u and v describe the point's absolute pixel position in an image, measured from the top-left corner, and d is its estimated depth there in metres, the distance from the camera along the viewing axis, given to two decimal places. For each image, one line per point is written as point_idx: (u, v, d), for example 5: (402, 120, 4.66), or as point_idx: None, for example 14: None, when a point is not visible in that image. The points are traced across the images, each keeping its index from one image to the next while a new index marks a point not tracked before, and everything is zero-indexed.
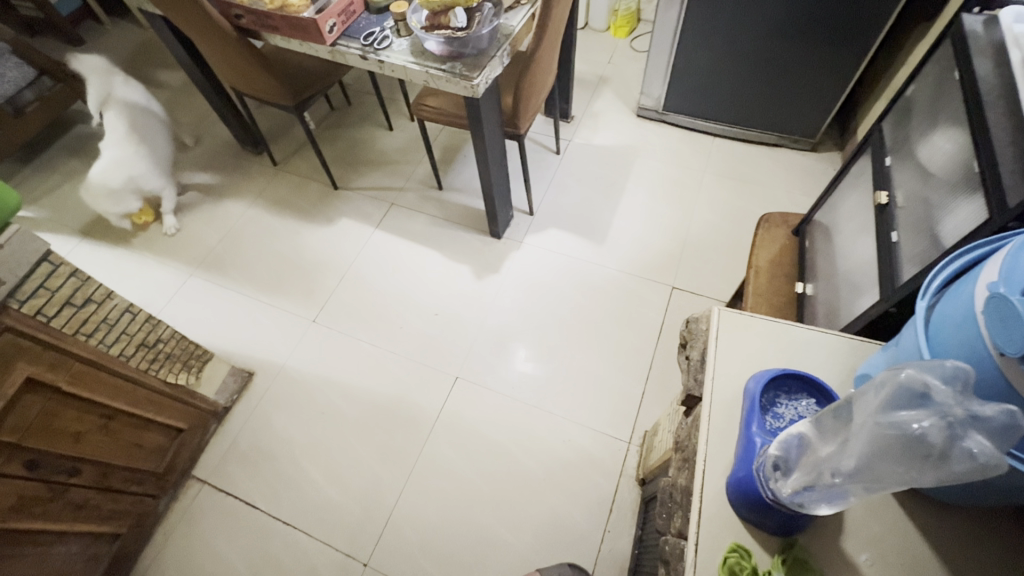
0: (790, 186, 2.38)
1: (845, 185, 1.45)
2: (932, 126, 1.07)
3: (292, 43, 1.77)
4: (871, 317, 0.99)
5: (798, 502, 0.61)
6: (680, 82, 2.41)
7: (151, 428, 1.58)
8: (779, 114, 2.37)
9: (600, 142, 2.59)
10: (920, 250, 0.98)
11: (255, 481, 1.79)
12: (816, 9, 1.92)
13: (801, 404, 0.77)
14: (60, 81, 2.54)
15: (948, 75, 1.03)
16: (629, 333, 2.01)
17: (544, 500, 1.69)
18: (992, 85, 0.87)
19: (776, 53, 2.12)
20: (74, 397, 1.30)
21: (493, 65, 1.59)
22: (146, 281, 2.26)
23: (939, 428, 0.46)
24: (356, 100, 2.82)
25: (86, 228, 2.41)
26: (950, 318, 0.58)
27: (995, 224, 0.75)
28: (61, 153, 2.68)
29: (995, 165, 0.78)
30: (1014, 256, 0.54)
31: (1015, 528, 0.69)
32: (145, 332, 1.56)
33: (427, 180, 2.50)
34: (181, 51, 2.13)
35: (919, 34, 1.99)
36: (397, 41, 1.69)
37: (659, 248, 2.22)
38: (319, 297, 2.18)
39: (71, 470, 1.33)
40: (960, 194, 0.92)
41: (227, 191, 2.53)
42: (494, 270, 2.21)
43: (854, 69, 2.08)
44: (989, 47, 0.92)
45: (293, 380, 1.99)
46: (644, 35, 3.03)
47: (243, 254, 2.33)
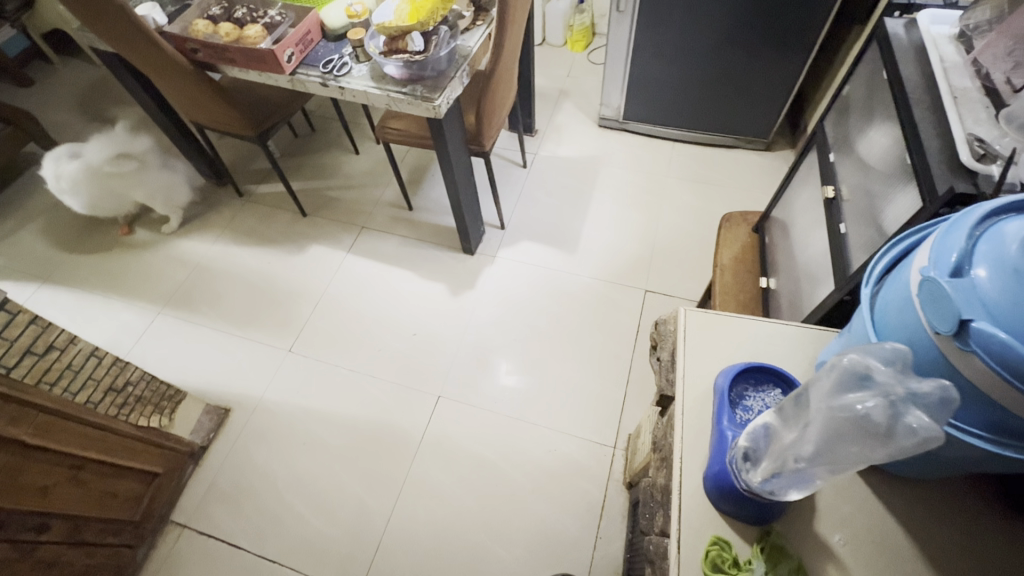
0: (750, 185, 2.47)
1: (796, 182, 1.52)
2: (868, 122, 1.13)
3: (250, 74, 1.77)
4: (828, 306, 1.04)
5: (769, 490, 0.63)
6: (638, 92, 2.49)
7: (125, 475, 1.53)
8: (733, 118, 2.46)
9: (564, 153, 2.65)
10: (867, 240, 1.03)
11: (237, 519, 1.74)
12: (757, 16, 2.03)
13: (768, 395, 0.80)
14: (10, 124, 2.47)
15: (878, 74, 1.10)
16: (607, 338, 2.04)
17: (535, 512, 1.69)
18: (915, 83, 0.93)
19: (725, 60, 2.22)
20: (40, 449, 1.25)
21: (453, 86, 1.62)
22: (112, 323, 2.20)
23: (882, 407, 0.49)
24: (320, 126, 2.82)
25: (46, 273, 2.34)
26: (891, 303, 0.62)
27: (928, 211, 0.80)
28: (15, 197, 2.60)
29: (924, 156, 0.83)
30: (941, 241, 0.58)
31: (973, 497, 0.73)
32: (113, 376, 1.52)
33: (397, 202, 2.51)
34: (137, 87, 2.10)
35: (855, 35, 2.11)
36: (357, 67, 1.71)
37: (629, 253, 2.27)
38: (293, 326, 2.15)
39: (40, 527, 1.28)
40: (897, 185, 0.97)
41: (193, 226, 2.50)
42: (470, 286, 2.22)
43: (799, 70, 2.19)
44: (911, 48, 0.99)
45: (271, 412, 1.95)
46: (600, 48, 3.12)
47: (212, 288, 2.29)
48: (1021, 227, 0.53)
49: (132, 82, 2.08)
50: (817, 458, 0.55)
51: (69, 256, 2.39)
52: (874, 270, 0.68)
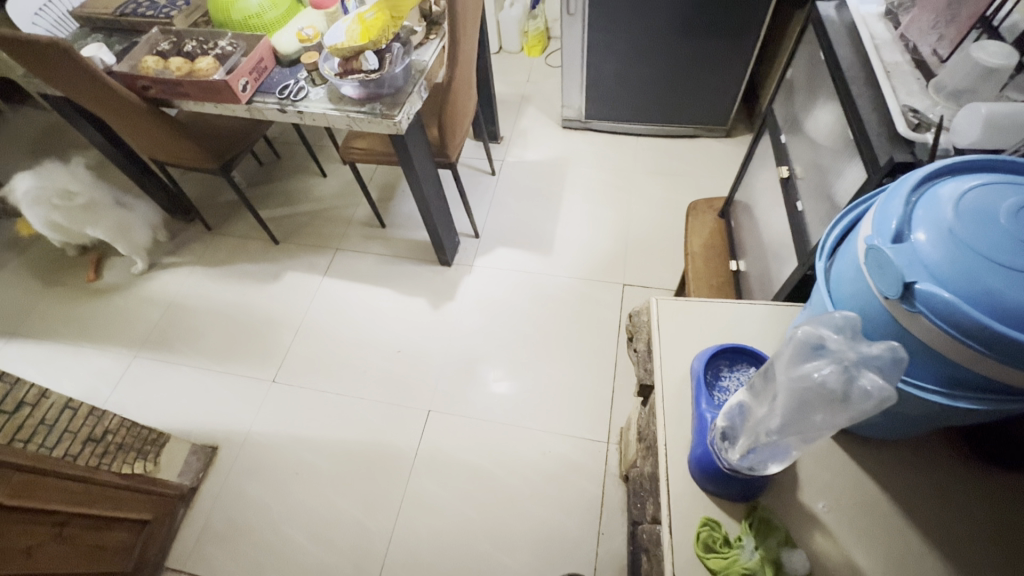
0: (714, 171, 2.52)
1: (753, 165, 1.57)
2: (813, 102, 1.18)
3: (205, 107, 1.75)
4: (794, 282, 1.07)
5: (748, 466, 0.65)
6: (597, 91, 2.54)
7: (112, 526, 1.49)
8: (691, 108, 2.52)
9: (531, 157, 2.67)
10: (823, 215, 1.07)
11: (235, 558, 1.70)
12: (703, 9, 2.08)
13: (742, 374, 0.82)
14: None
15: (817, 55, 1.14)
16: (590, 335, 2.06)
17: (536, 516, 1.69)
18: (851, 61, 0.97)
19: (677, 52, 2.27)
20: (18, 510, 1.21)
21: (412, 100, 1.63)
22: (87, 372, 2.14)
23: (836, 373, 0.51)
24: (285, 152, 2.80)
25: (12, 327, 2.27)
26: (845, 270, 0.65)
27: (873, 181, 0.83)
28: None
29: (864, 131, 0.87)
30: (882, 208, 0.60)
31: (943, 451, 0.75)
32: (90, 426, 1.48)
33: (369, 221, 2.50)
34: (91, 130, 2.06)
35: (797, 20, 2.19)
36: (314, 90, 1.71)
37: (604, 249, 2.30)
38: (275, 355, 2.13)
39: None
40: (845, 159, 1.01)
41: (163, 264, 2.45)
42: (450, 298, 2.22)
43: (748, 57, 2.26)
44: (844, 29, 1.03)
45: (260, 446, 1.91)
46: (556, 51, 3.17)
47: (188, 325, 2.25)
48: (952, 190, 0.57)
49: (85, 125, 2.04)
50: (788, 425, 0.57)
51: (36, 308, 2.32)
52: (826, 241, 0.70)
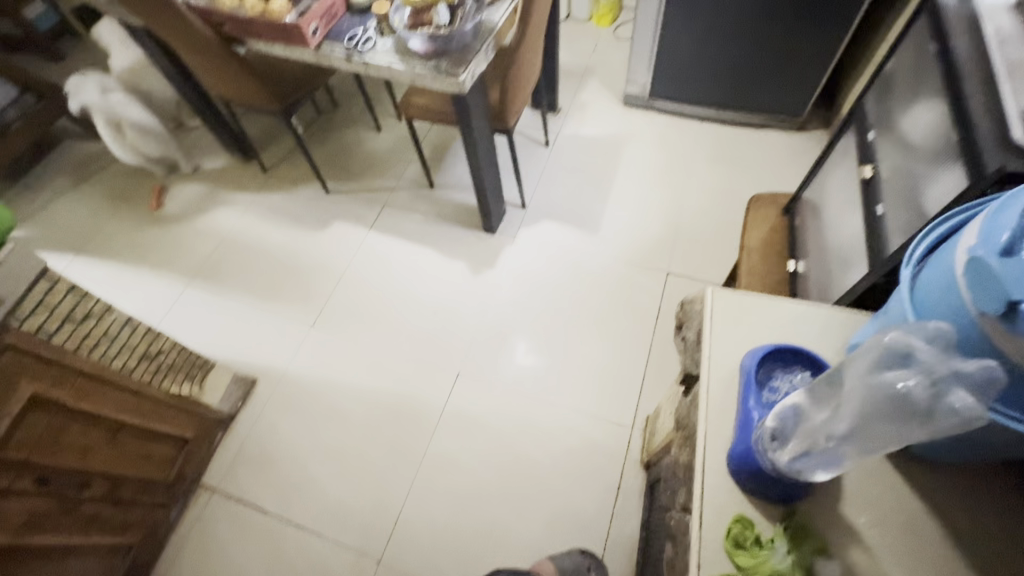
0: (780, 168, 2.43)
1: (832, 161, 1.43)
2: (914, 99, 1.04)
3: (275, 49, 1.74)
4: (860, 290, 0.99)
5: (797, 469, 0.64)
6: (665, 69, 2.47)
7: (157, 439, 1.66)
8: (766, 95, 2.42)
9: (586, 133, 2.64)
10: (906, 222, 0.97)
11: (264, 484, 1.87)
12: (779, 13, 2.09)
13: (796, 376, 0.80)
14: (43, 98, 2.61)
15: (924, 50, 1.01)
16: (625, 319, 2.08)
17: (550, 486, 1.78)
18: (971, 62, 0.85)
19: (769, 31, 2.16)
20: (81, 412, 1.37)
21: (478, 60, 1.58)
22: (145, 293, 2.33)
23: (923, 386, 0.46)
24: (343, 102, 2.87)
25: (83, 243, 2.49)
26: (933, 284, 0.59)
27: (975, 190, 0.75)
28: (32, 185, 2.71)
29: (974, 134, 0.78)
30: (993, 218, 0.55)
31: (1001, 484, 0.72)
32: (145, 344, 1.59)
33: (418, 180, 2.56)
34: (167, 64, 2.20)
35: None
36: (381, 41, 1.66)
37: (649, 235, 2.28)
38: (316, 302, 2.24)
39: (82, 484, 1.41)
40: (939, 167, 0.91)
41: (221, 200, 2.59)
42: (489, 265, 2.28)
43: (840, 31, 2.09)
44: (963, 19, 0.91)
45: (296, 384, 2.06)
46: (627, 24, 3.06)
47: (236, 263, 2.39)
48: None
49: (162, 58, 2.17)
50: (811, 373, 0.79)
51: (104, 228, 2.54)
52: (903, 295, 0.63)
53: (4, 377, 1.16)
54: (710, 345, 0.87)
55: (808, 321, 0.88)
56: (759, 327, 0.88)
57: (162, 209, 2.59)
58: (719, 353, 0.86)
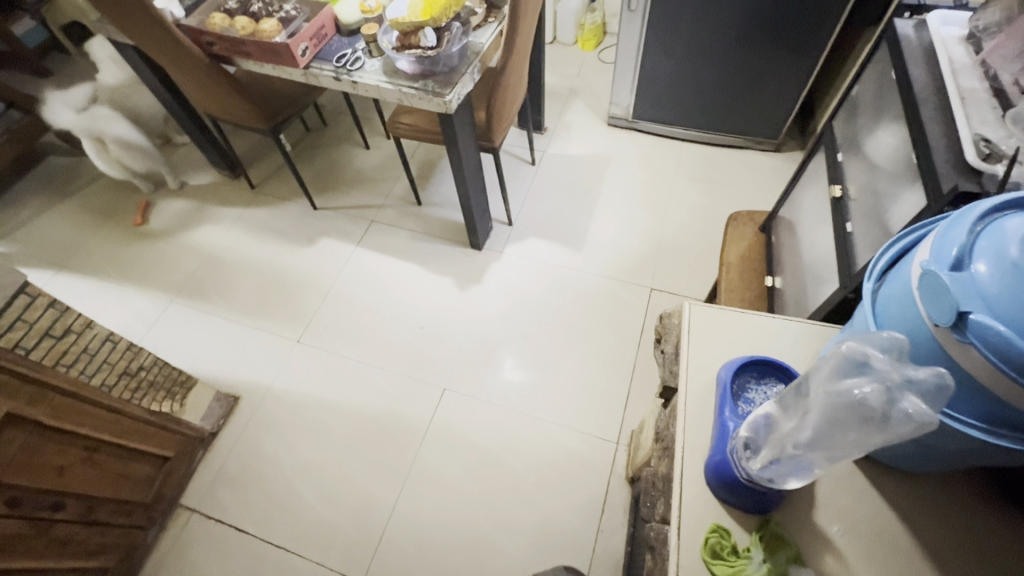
0: (759, 187, 2.50)
1: (805, 181, 1.48)
2: (877, 122, 1.09)
3: (264, 67, 1.77)
4: (831, 304, 1.02)
5: (768, 477, 0.66)
6: (646, 91, 2.55)
7: (136, 458, 1.62)
8: (744, 117, 2.50)
9: (571, 152, 2.70)
10: (873, 239, 1.00)
11: (245, 504, 1.83)
12: (754, 39, 2.17)
13: (770, 388, 0.82)
14: (28, 114, 2.60)
15: (886, 77, 1.06)
16: (610, 334, 2.11)
17: (535, 503, 1.77)
18: (927, 89, 0.90)
19: (745, 57, 2.25)
20: (57, 430, 1.34)
21: (464, 81, 1.62)
22: (126, 309, 2.30)
23: (878, 392, 0.48)
24: (332, 120, 2.90)
25: (65, 259, 2.46)
26: (894, 297, 0.62)
27: (933, 208, 0.79)
28: (13, 200, 2.68)
29: (931, 156, 0.82)
30: (944, 235, 0.58)
31: (967, 491, 0.74)
32: (127, 361, 1.57)
33: (406, 197, 2.59)
34: (156, 82, 2.22)
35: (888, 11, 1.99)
36: (370, 62, 1.70)
37: (633, 251, 2.33)
38: (302, 318, 2.24)
39: (55, 505, 1.37)
40: (902, 187, 0.96)
41: (207, 216, 2.59)
42: (476, 281, 2.30)
43: (813, 57, 2.18)
44: (920, 48, 0.96)
45: (280, 400, 2.04)
46: (611, 48, 3.16)
47: (221, 279, 2.38)
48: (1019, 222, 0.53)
49: (151, 76, 2.18)
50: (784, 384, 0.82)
51: (86, 244, 2.51)
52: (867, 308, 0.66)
53: None
54: (687, 358, 0.89)
55: (781, 334, 0.91)
56: (734, 340, 0.91)
57: (147, 225, 2.57)
58: (697, 365, 0.88)
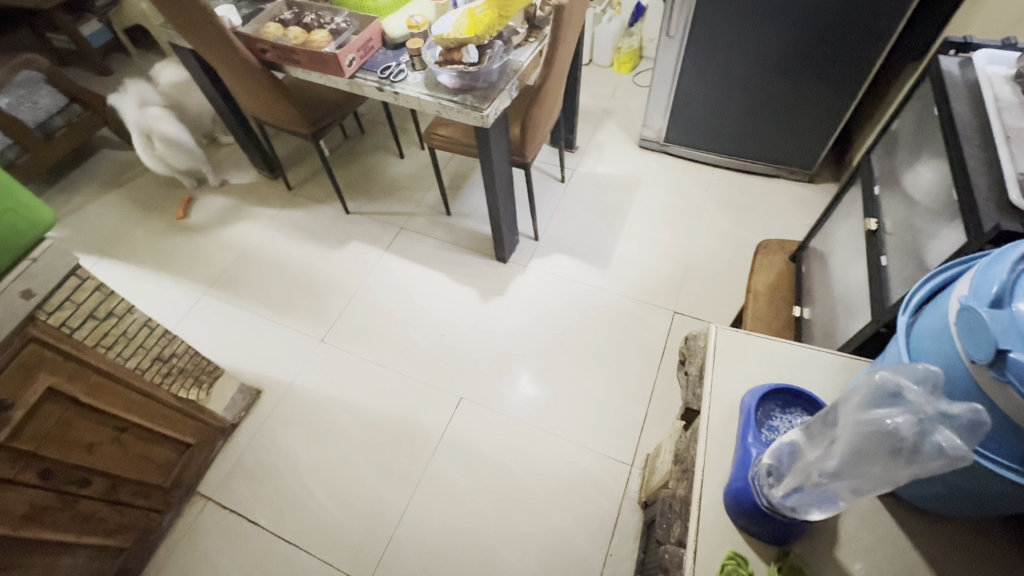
0: (790, 216, 2.47)
1: (839, 213, 1.47)
2: (917, 158, 1.09)
3: (313, 76, 1.85)
4: (862, 337, 1.01)
5: (790, 506, 0.65)
6: (680, 116, 2.57)
7: (160, 443, 1.68)
8: (778, 146, 2.49)
9: (601, 172, 2.72)
10: (908, 274, 0.99)
11: (259, 497, 1.86)
12: (792, 69, 2.18)
13: (795, 418, 0.81)
14: (89, 109, 2.76)
15: (928, 112, 1.06)
16: (630, 355, 2.09)
17: (546, 520, 1.76)
18: (970, 127, 0.90)
19: (782, 86, 2.25)
20: (91, 409, 1.40)
21: (502, 97, 1.66)
22: (163, 298, 2.39)
23: (910, 424, 0.48)
24: (370, 129, 3.00)
25: (109, 247, 2.57)
26: (930, 332, 0.62)
27: (973, 246, 0.78)
28: (66, 188, 2.83)
29: (972, 194, 0.81)
30: (983, 272, 0.58)
31: (1000, 541, 0.72)
32: (161, 346, 1.62)
33: (436, 206, 2.64)
34: (209, 84, 2.33)
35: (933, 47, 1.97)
36: (412, 74, 1.76)
37: (658, 273, 2.32)
38: (327, 318, 2.29)
39: (82, 481, 1.42)
40: (941, 223, 0.94)
41: (244, 214, 2.68)
42: (499, 293, 2.32)
43: (852, 90, 2.17)
44: (965, 86, 0.96)
45: (300, 397, 2.08)
46: (646, 71, 3.19)
47: (253, 275, 2.45)
48: None
49: (204, 78, 2.29)
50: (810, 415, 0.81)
51: (130, 234, 2.62)
52: (901, 341, 0.65)
53: (22, 368, 1.20)
54: (712, 381, 0.89)
55: (809, 364, 0.90)
56: (760, 367, 0.90)
57: (188, 219, 2.68)
58: (720, 389, 0.88)
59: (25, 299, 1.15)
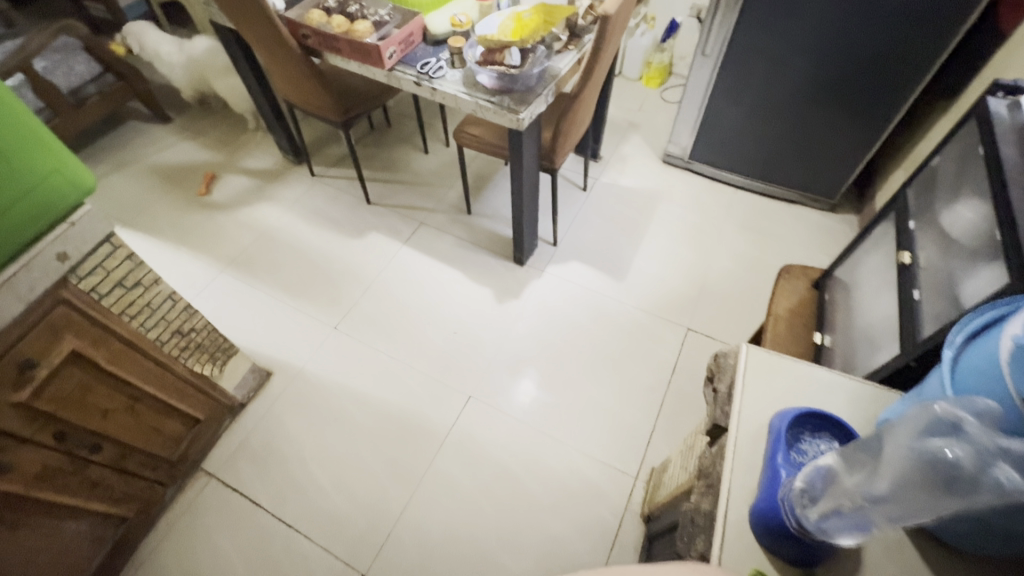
0: (810, 243, 2.48)
1: (867, 244, 1.48)
2: (957, 196, 1.09)
3: (352, 65, 1.87)
4: (891, 368, 1.01)
5: (824, 529, 0.65)
6: (707, 135, 2.58)
7: (171, 416, 1.68)
8: (802, 173, 2.50)
9: (623, 183, 2.73)
10: (942, 310, 0.99)
11: (263, 479, 1.87)
12: (824, 98, 2.19)
13: (824, 443, 0.81)
14: (122, 79, 2.78)
15: (972, 151, 1.06)
16: (641, 368, 2.10)
17: (547, 527, 1.75)
18: (1017, 170, 0.91)
19: (812, 114, 2.26)
20: (108, 375, 1.40)
21: (539, 102, 1.67)
22: (179, 272, 2.40)
23: (970, 456, 0.49)
24: (397, 122, 3.02)
25: (130, 217, 2.59)
26: (976, 368, 0.63)
27: (1016, 288, 0.78)
28: (92, 156, 2.84)
29: (1017, 236, 0.82)
30: None
31: None
32: (181, 320, 1.63)
33: (457, 204, 2.65)
34: (245, 64, 2.34)
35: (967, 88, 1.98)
36: (451, 72, 1.78)
37: (674, 289, 2.33)
38: (342, 305, 2.30)
39: (93, 448, 1.42)
40: (979, 263, 0.95)
41: (266, 196, 2.70)
42: (515, 295, 2.33)
43: (882, 124, 2.18)
44: (1012, 129, 0.97)
45: (309, 382, 2.08)
46: (674, 88, 3.21)
47: (272, 256, 2.47)
48: None
49: (240, 57, 2.30)
50: (840, 442, 0.81)
51: (152, 207, 2.64)
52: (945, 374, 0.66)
53: (50, 330, 1.21)
54: (741, 399, 0.89)
55: (839, 392, 0.90)
56: (790, 389, 0.90)
57: (211, 196, 2.70)
58: (750, 408, 0.88)
59: (59, 262, 1.16)
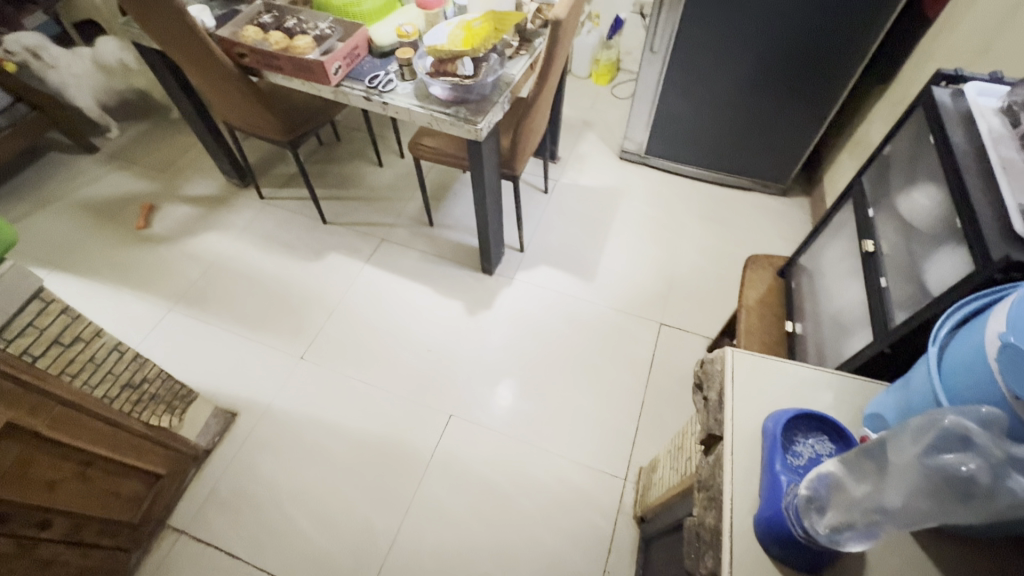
0: (766, 229, 2.55)
1: (827, 232, 1.52)
2: (910, 183, 1.13)
3: (295, 83, 1.77)
4: (866, 357, 1.03)
5: (833, 538, 0.65)
6: (661, 130, 2.61)
7: (129, 476, 1.55)
8: (754, 161, 2.57)
9: (583, 183, 2.73)
10: (909, 296, 1.02)
11: (237, 530, 1.75)
12: (768, 87, 2.25)
13: (818, 443, 0.82)
14: (36, 109, 2.55)
15: (922, 139, 1.10)
16: (619, 368, 2.10)
17: (542, 542, 1.73)
18: (968, 157, 0.94)
19: (759, 104, 2.32)
20: (51, 443, 1.27)
21: (496, 110, 1.63)
22: (122, 315, 2.23)
23: (981, 469, 0.53)
24: (346, 136, 2.91)
25: (60, 259, 2.38)
26: (964, 364, 0.64)
27: (982, 275, 0.81)
28: (9, 195, 2.60)
29: (977, 224, 0.85)
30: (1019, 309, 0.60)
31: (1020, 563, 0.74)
32: (131, 372, 1.51)
33: (418, 217, 2.58)
34: (175, 86, 2.19)
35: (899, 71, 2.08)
36: (402, 85, 1.71)
37: (643, 285, 2.35)
38: (306, 334, 2.19)
39: (42, 524, 1.29)
40: (940, 248, 0.98)
41: (213, 224, 2.54)
42: (486, 306, 2.29)
43: (824, 110, 2.26)
44: (958, 116, 1.01)
45: (279, 418, 1.98)
46: (624, 84, 3.23)
47: (224, 288, 2.32)
48: None
49: (170, 80, 2.15)
50: (833, 440, 0.81)
51: (85, 246, 2.43)
52: (933, 370, 0.67)
53: None
54: (733, 406, 0.88)
55: (824, 388, 0.91)
56: (779, 391, 0.91)
57: (150, 229, 2.52)
58: (743, 414, 0.87)
59: None
